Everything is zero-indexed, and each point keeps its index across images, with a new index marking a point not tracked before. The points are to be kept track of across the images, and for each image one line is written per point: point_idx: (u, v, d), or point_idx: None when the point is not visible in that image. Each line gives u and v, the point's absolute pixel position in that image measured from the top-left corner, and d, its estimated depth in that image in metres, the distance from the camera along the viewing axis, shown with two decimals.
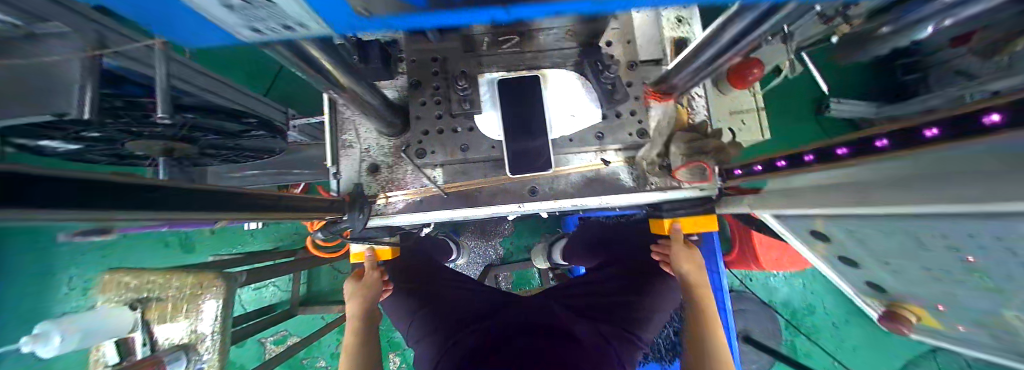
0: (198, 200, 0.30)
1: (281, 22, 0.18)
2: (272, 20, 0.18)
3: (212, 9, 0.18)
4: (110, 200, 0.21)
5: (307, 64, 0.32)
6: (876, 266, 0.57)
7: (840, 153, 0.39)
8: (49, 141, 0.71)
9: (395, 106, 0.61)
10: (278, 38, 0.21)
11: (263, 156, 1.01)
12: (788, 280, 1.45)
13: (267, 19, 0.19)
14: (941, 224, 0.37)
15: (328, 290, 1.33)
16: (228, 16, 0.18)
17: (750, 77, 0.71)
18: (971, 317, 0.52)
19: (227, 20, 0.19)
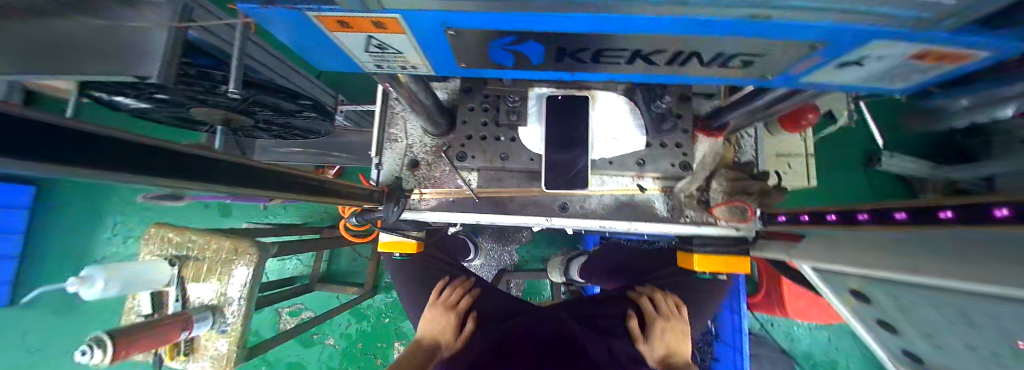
0: (250, 174, 0.33)
1: (400, 62, 0.40)
2: (394, 61, 0.40)
3: (362, 54, 0.38)
4: (162, 164, 0.22)
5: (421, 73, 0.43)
6: (920, 338, 0.52)
7: (897, 217, 0.38)
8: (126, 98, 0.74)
9: (443, 107, 0.63)
10: (381, 68, 0.42)
11: (308, 136, 1.05)
12: (811, 332, 1.35)
13: (387, 59, 0.39)
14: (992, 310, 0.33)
15: (345, 271, 1.36)
16: (368, 57, 0.39)
17: (804, 122, 0.68)
18: None
19: (362, 59, 0.40)
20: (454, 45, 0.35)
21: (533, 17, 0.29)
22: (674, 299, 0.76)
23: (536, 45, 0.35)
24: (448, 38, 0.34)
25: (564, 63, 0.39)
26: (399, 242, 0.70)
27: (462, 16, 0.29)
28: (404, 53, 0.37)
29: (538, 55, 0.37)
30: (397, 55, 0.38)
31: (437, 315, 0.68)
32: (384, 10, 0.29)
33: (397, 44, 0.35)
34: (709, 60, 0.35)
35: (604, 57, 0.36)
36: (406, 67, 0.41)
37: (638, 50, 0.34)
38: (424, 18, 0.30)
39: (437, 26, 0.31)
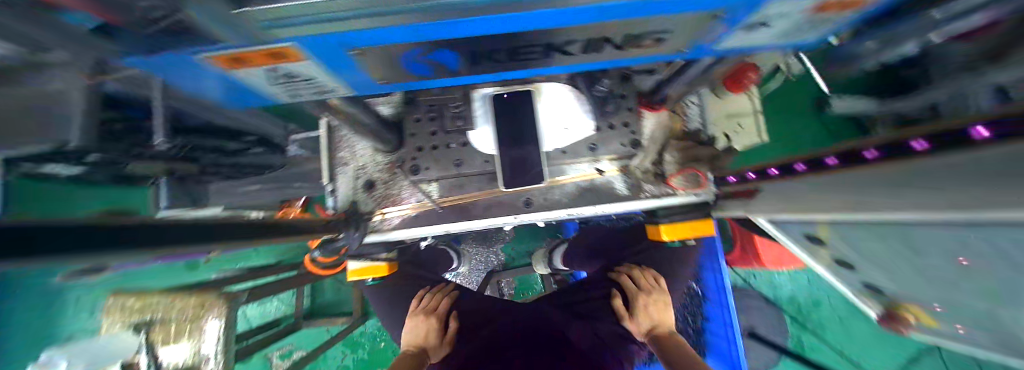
0: (217, 231, 0.32)
1: (313, 89, 0.38)
2: (307, 88, 0.38)
3: (269, 85, 0.36)
4: (144, 238, 0.22)
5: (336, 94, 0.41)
6: (871, 268, 0.56)
7: (870, 156, 0.37)
8: (55, 165, 0.66)
9: (388, 122, 0.61)
10: (297, 97, 0.40)
11: (263, 172, 0.97)
12: (793, 278, 1.36)
13: (301, 88, 0.37)
14: (932, 234, 0.37)
15: (332, 302, 1.33)
16: (277, 88, 0.37)
17: (746, 82, 0.70)
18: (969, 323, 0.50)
19: (272, 90, 0.38)
20: (365, 64, 0.33)
21: (431, 25, 0.27)
22: (651, 272, 0.79)
23: (446, 51, 0.34)
24: (354, 58, 0.32)
25: (481, 66, 0.38)
26: (370, 267, 0.71)
27: (357, 36, 0.27)
28: (314, 79, 0.35)
29: (453, 61, 0.36)
30: (308, 82, 0.36)
31: (419, 321, 0.70)
32: (273, 41, 0.26)
33: (300, 72, 0.33)
34: (620, 44, 0.36)
35: (520, 54, 0.36)
36: (324, 92, 0.39)
37: (549, 43, 0.34)
38: (319, 43, 0.28)
39: (336, 49, 0.29)
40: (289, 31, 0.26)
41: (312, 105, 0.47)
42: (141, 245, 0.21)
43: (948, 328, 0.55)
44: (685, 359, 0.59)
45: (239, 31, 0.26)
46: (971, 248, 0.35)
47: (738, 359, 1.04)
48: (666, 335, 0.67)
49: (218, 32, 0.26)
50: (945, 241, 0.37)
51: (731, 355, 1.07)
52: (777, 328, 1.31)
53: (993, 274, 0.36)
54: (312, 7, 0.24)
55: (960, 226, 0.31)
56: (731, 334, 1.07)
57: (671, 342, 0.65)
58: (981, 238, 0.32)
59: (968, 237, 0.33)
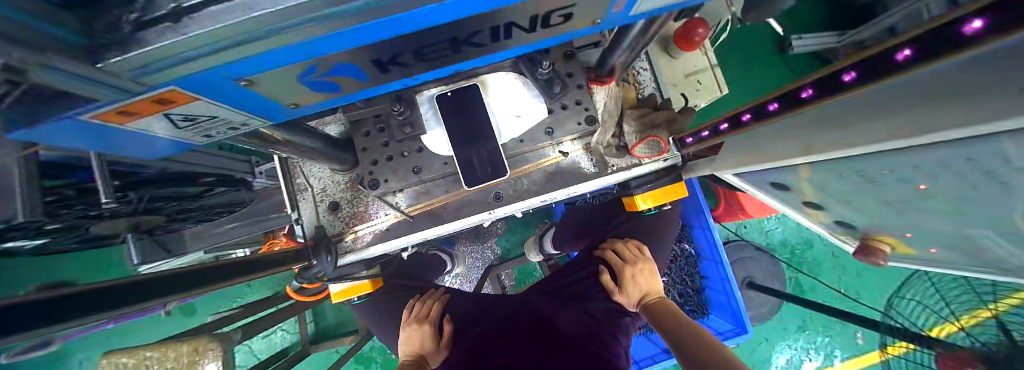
0: (175, 284, 0.31)
1: (224, 125, 0.37)
2: (217, 126, 0.37)
3: (172, 130, 0.36)
4: (73, 306, 0.21)
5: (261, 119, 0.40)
6: (839, 205, 0.56)
7: (847, 78, 0.33)
8: (16, 240, 0.64)
9: (339, 142, 0.60)
10: (211, 136, 0.40)
11: (237, 210, 0.91)
12: (781, 221, 1.39)
13: (210, 125, 0.37)
14: (889, 162, 0.38)
15: (338, 323, 1.35)
16: (182, 130, 0.36)
17: (697, 38, 0.69)
18: (939, 241, 0.51)
19: (178, 134, 0.37)
20: (264, 91, 0.33)
21: (318, 43, 0.27)
22: (634, 242, 0.80)
23: (345, 64, 0.34)
24: (247, 89, 0.31)
25: (392, 72, 0.39)
26: (353, 287, 0.72)
27: (243, 65, 0.26)
28: (218, 116, 0.35)
29: (358, 73, 0.37)
30: (214, 120, 0.35)
31: (413, 330, 0.70)
32: (150, 88, 0.26)
33: (200, 111, 0.32)
34: (529, 26, 0.36)
35: (426, 53, 0.38)
36: (237, 126, 0.39)
37: (453, 36, 0.35)
38: (203, 80, 0.27)
39: (224, 82, 0.28)
40: (171, 71, 0.24)
41: (251, 143, 0.46)
42: (70, 320, 0.21)
43: (922, 250, 0.57)
44: (679, 328, 0.60)
45: (110, 84, 0.24)
46: (923, 169, 0.36)
47: (738, 308, 1.05)
48: (657, 302, 0.69)
49: (92, 92, 0.24)
50: (902, 170, 0.38)
51: (732, 306, 1.08)
52: (774, 274, 1.34)
53: (952, 191, 0.38)
54: (181, 49, 0.22)
55: (925, 149, 0.31)
56: (730, 288, 1.08)
57: (663, 309, 0.67)
58: (937, 158, 0.33)
59: (929, 161, 0.34)
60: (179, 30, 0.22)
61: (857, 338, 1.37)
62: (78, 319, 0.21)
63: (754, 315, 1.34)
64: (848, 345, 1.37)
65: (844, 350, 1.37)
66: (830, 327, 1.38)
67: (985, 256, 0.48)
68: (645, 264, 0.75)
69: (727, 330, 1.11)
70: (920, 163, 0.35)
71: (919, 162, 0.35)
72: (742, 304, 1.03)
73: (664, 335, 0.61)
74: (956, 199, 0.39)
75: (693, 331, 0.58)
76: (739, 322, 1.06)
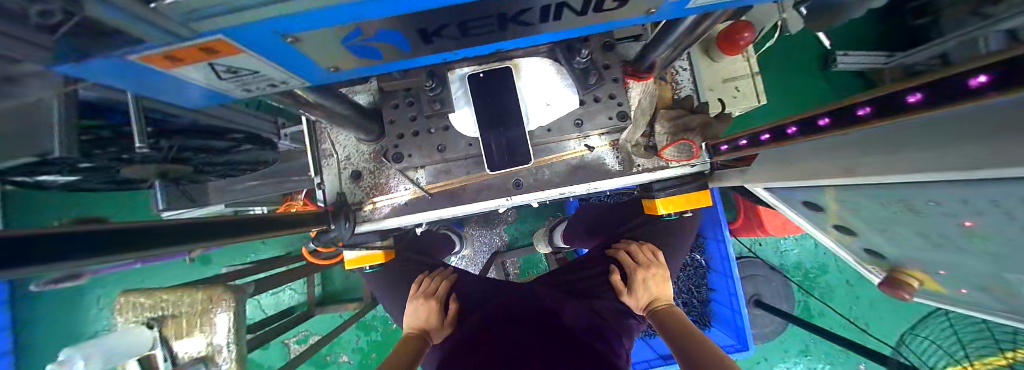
0: (200, 231, 0.32)
1: (265, 82, 0.37)
2: (258, 81, 0.37)
3: (216, 82, 0.36)
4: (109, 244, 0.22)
5: (301, 80, 0.40)
6: (874, 233, 0.54)
7: (914, 100, 0.30)
8: (49, 175, 0.66)
9: (368, 112, 0.60)
10: (251, 91, 0.40)
11: (260, 168, 0.94)
12: (797, 242, 1.37)
13: (252, 81, 0.37)
14: (936, 195, 0.36)
15: (343, 289, 1.39)
16: (224, 82, 0.36)
17: (741, 43, 0.67)
18: (975, 282, 0.49)
19: (224, 86, 0.38)
20: (307, 50, 0.33)
21: (363, 3, 0.26)
22: (648, 246, 0.80)
23: (389, 31, 0.33)
24: (293, 46, 0.31)
25: (435, 44, 0.38)
26: (366, 256, 0.73)
27: (288, 19, 0.26)
28: (261, 72, 0.35)
29: (401, 41, 0.36)
30: (256, 75, 0.35)
31: (420, 305, 0.70)
32: (199, 37, 0.25)
33: (244, 64, 0.32)
34: (581, 9, 0.35)
35: (471, 29, 0.37)
36: (277, 85, 0.39)
37: (501, 13, 0.34)
38: (250, 32, 0.26)
39: (269, 36, 0.28)
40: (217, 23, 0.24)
41: (288, 105, 0.47)
42: (100, 254, 0.21)
43: (952, 290, 0.54)
44: (686, 337, 0.59)
45: (166, 32, 0.24)
46: (974, 206, 0.34)
47: (742, 324, 1.05)
48: (665, 308, 0.68)
49: (137, 32, 0.23)
50: (949, 204, 0.37)
51: (736, 322, 1.08)
52: (782, 295, 1.31)
53: (1000, 234, 0.36)
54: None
55: (976, 184, 0.29)
56: (736, 304, 1.07)
57: (671, 317, 0.66)
58: (993, 196, 0.31)
59: (977, 195, 0.32)
60: None
61: None
62: (108, 255, 0.22)
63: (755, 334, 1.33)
64: None
65: None
66: (833, 354, 1.36)
67: (1021, 305, 0.46)
68: (658, 269, 0.73)
69: (727, 345, 1.12)
70: (971, 199, 0.33)
71: (971, 197, 0.33)
72: (747, 322, 1.02)
73: (669, 342, 0.61)
74: (1002, 243, 0.37)
75: (701, 340, 0.58)
76: (741, 339, 1.06)
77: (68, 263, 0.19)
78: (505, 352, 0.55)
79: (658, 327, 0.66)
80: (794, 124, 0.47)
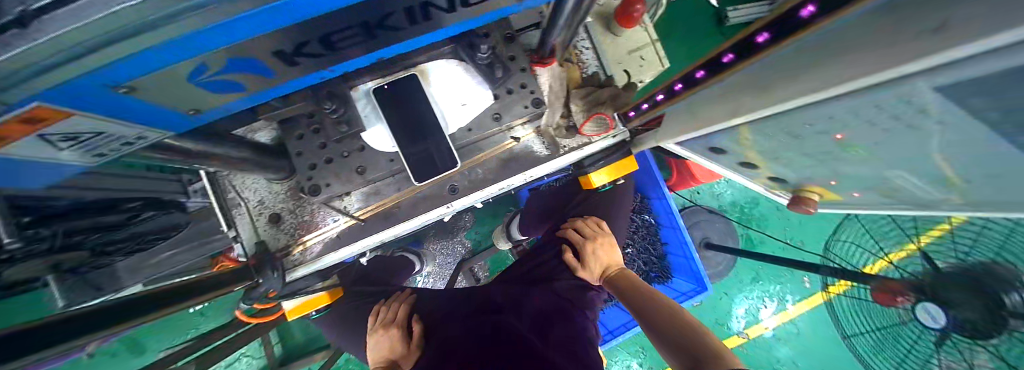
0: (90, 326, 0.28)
1: (115, 140, 0.31)
2: (106, 141, 0.31)
3: (54, 153, 0.29)
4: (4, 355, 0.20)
5: (161, 129, 0.34)
6: (772, 163, 0.60)
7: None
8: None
9: (271, 149, 0.56)
10: (105, 154, 0.34)
11: (174, 234, 0.81)
12: (730, 183, 1.49)
13: (101, 143, 0.31)
14: (808, 116, 0.41)
15: (308, 339, 1.29)
16: (64, 151, 0.29)
17: (636, 14, 0.73)
18: (857, 184, 0.56)
19: (61, 155, 0.30)
20: (159, 99, 0.28)
21: (198, 37, 0.22)
22: (593, 219, 0.82)
23: (242, 58, 0.29)
24: (133, 96, 0.26)
25: (302, 64, 0.36)
26: (309, 301, 0.68)
27: (116, 73, 0.21)
28: (107, 131, 0.29)
29: (262, 68, 0.33)
30: (103, 137, 0.29)
31: (381, 336, 0.68)
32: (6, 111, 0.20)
33: (78, 128, 0.26)
34: (448, 6, 0.35)
35: (338, 42, 0.35)
36: (133, 142, 0.33)
37: (365, 22, 0.33)
38: (81, 94, 0.21)
39: (98, 95, 0.23)
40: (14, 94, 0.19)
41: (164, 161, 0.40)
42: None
43: (845, 195, 0.62)
44: (641, 298, 0.64)
45: None
46: (837, 121, 0.39)
47: (697, 269, 1.13)
48: (620, 275, 0.72)
49: None
50: (820, 124, 0.42)
51: (692, 268, 1.16)
52: (728, 233, 1.44)
53: (862, 141, 0.42)
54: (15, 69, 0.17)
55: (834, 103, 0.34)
56: (689, 251, 1.15)
57: (626, 283, 0.69)
58: (849, 107, 0.35)
59: (837, 112, 0.37)
60: (21, 35, 0.17)
61: (806, 282, 1.51)
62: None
63: (719, 273, 1.44)
64: (798, 290, 1.52)
65: (796, 294, 1.51)
66: (781, 275, 1.52)
67: (896, 195, 0.54)
68: (603, 240, 0.77)
69: (689, 289, 1.20)
70: (835, 114, 0.38)
71: (833, 114, 0.38)
72: (700, 265, 1.10)
73: (627, 305, 0.65)
74: (867, 146, 0.43)
75: (658, 302, 0.62)
76: (699, 282, 1.14)
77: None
78: (466, 354, 0.54)
79: (618, 294, 0.70)
80: (730, 52, 0.51)
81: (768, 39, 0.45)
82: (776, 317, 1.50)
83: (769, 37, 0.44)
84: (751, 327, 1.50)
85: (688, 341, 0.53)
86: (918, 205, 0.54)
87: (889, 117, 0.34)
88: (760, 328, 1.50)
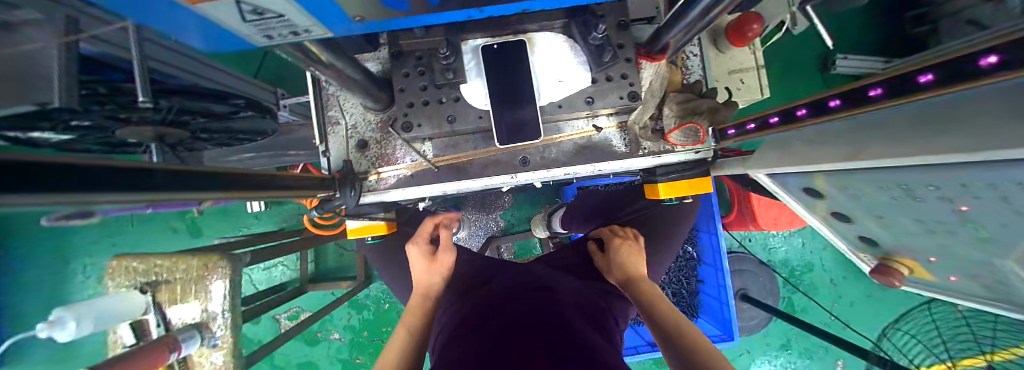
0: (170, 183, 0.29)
1: (288, 29, 0.33)
2: (281, 28, 0.33)
3: (240, 24, 0.31)
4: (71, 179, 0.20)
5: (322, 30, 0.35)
6: (868, 219, 0.55)
7: (980, 64, 0.27)
8: (43, 132, 0.64)
9: (378, 79, 0.60)
10: (271, 36, 0.34)
11: (257, 139, 0.93)
12: (787, 240, 1.40)
13: (274, 27, 0.32)
14: (938, 179, 0.38)
15: (336, 267, 1.39)
16: (249, 27, 0.32)
17: (749, 34, 0.71)
18: (965, 270, 0.50)
19: (244, 29, 0.33)
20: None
21: None
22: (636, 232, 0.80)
23: None
24: None
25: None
26: (368, 227, 0.74)
27: None
28: (286, 16, 0.30)
29: None
30: (281, 21, 0.31)
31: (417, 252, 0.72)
32: None
33: (269, 8, 0.28)
34: None
35: None
36: (299, 32, 0.34)
37: None
38: None
39: None
40: None
41: (303, 63, 0.45)
42: (104, 191, 0.23)
43: (940, 278, 0.56)
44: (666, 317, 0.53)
45: None
46: (974, 191, 0.36)
47: (728, 315, 1.08)
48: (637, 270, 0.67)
49: None
50: (950, 189, 0.38)
51: (723, 313, 1.11)
52: (767, 288, 1.36)
53: (999, 217, 0.37)
54: None
55: (988, 165, 0.30)
56: (725, 295, 1.10)
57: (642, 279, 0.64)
58: (1004, 175, 0.31)
59: (985, 177, 0.33)
60: None
61: (838, 365, 1.41)
62: (103, 193, 0.23)
63: (741, 324, 1.37)
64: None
65: None
66: (813, 350, 1.41)
67: (1012, 293, 0.47)
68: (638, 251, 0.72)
69: (712, 334, 1.15)
70: (971, 181, 0.35)
71: (971, 180, 0.35)
72: (733, 313, 1.05)
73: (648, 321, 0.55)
74: (994, 227, 0.39)
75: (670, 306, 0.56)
76: (726, 329, 1.09)
77: (72, 195, 0.20)
78: (503, 317, 0.54)
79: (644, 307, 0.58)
80: (878, 86, 0.38)
81: (933, 80, 0.32)
82: None
83: (935, 78, 0.31)
84: None
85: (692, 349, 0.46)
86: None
87: None
88: None
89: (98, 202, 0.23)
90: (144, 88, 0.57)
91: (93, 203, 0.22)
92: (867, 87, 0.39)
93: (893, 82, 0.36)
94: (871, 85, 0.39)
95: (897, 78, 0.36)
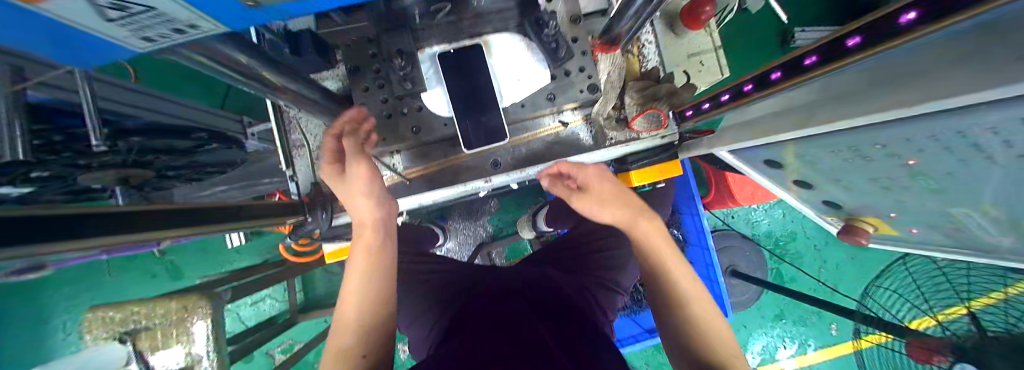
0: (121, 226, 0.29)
1: (174, 28, 0.17)
2: (162, 28, 0.17)
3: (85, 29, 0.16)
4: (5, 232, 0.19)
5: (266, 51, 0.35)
6: (829, 184, 0.56)
7: (904, 21, 0.29)
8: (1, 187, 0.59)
9: (338, 97, 0.59)
10: (151, 43, 0.19)
11: (229, 171, 0.95)
12: (768, 213, 1.44)
13: (150, 28, 0.17)
14: (884, 137, 0.39)
15: (325, 293, 1.36)
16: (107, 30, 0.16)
17: (703, 17, 0.73)
18: (923, 222, 0.52)
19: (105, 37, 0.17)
20: None
21: None
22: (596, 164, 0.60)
23: None
24: None
25: None
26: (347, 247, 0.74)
27: None
28: (165, 8, 0.15)
29: None
30: (157, 17, 0.15)
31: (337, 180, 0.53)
32: None
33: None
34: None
35: None
36: (194, 30, 0.19)
37: None
38: None
39: None
40: None
41: (257, 90, 0.44)
42: (45, 241, 0.22)
43: (902, 231, 0.58)
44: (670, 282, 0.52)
45: None
46: (915, 144, 0.37)
47: (719, 291, 1.10)
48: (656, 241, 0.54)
49: None
50: (894, 145, 0.39)
51: (713, 290, 1.13)
52: (755, 262, 1.38)
53: (940, 168, 0.39)
54: None
55: (919, 118, 0.32)
56: (714, 273, 1.12)
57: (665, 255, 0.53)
58: (936, 126, 0.33)
59: (921, 130, 0.34)
60: None
61: (831, 328, 1.43)
62: (52, 242, 0.22)
63: (734, 300, 1.39)
64: (822, 334, 1.44)
65: (817, 339, 1.43)
66: (806, 316, 1.44)
67: (968, 238, 0.49)
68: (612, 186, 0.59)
69: None
70: (914, 136, 0.36)
71: (911, 134, 0.36)
72: (723, 288, 1.07)
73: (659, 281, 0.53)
74: (940, 177, 0.40)
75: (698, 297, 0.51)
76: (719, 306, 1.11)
77: (9, 249, 0.19)
78: (489, 325, 0.52)
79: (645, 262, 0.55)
80: (812, 54, 0.40)
81: (861, 42, 0.33)
82: (792, 358, 1.43)
83: (863, 40, 0.33)
84: (765, 363, 1.43)
85: (701, 345, 0.49)
86: (990, 252, 0.49)
87: (976, 138, 0.31)
88: (775, 366, 1.43)
89: (45, 254, 0.23)
90: (100, 129, 0.55)
91: (42, 254, 0.22)
92: (803, 56, 0.41)
93: (826, 48, 0.38)
94: (806, 54, 0.41)
95: (829, 43, 0.37)
